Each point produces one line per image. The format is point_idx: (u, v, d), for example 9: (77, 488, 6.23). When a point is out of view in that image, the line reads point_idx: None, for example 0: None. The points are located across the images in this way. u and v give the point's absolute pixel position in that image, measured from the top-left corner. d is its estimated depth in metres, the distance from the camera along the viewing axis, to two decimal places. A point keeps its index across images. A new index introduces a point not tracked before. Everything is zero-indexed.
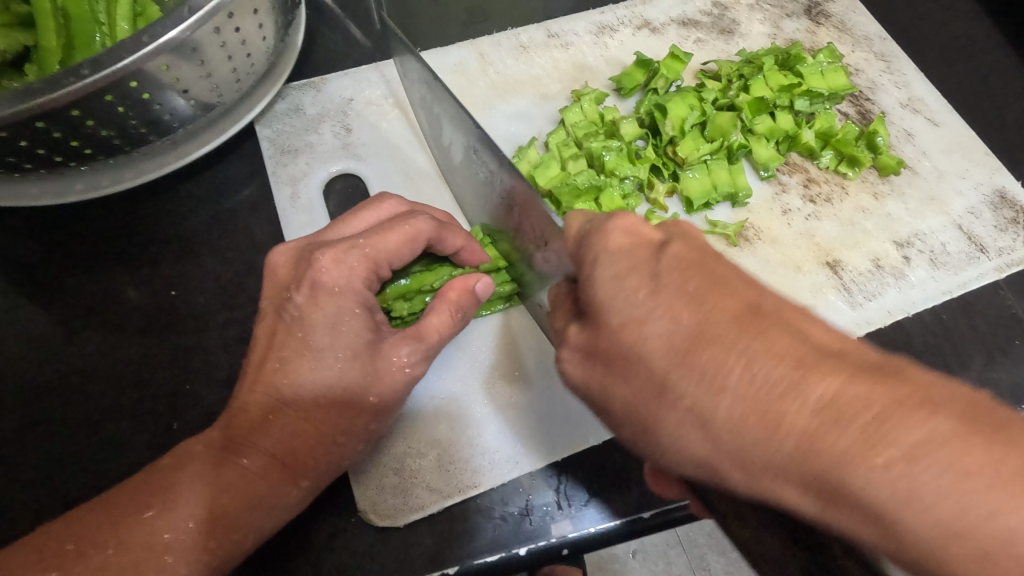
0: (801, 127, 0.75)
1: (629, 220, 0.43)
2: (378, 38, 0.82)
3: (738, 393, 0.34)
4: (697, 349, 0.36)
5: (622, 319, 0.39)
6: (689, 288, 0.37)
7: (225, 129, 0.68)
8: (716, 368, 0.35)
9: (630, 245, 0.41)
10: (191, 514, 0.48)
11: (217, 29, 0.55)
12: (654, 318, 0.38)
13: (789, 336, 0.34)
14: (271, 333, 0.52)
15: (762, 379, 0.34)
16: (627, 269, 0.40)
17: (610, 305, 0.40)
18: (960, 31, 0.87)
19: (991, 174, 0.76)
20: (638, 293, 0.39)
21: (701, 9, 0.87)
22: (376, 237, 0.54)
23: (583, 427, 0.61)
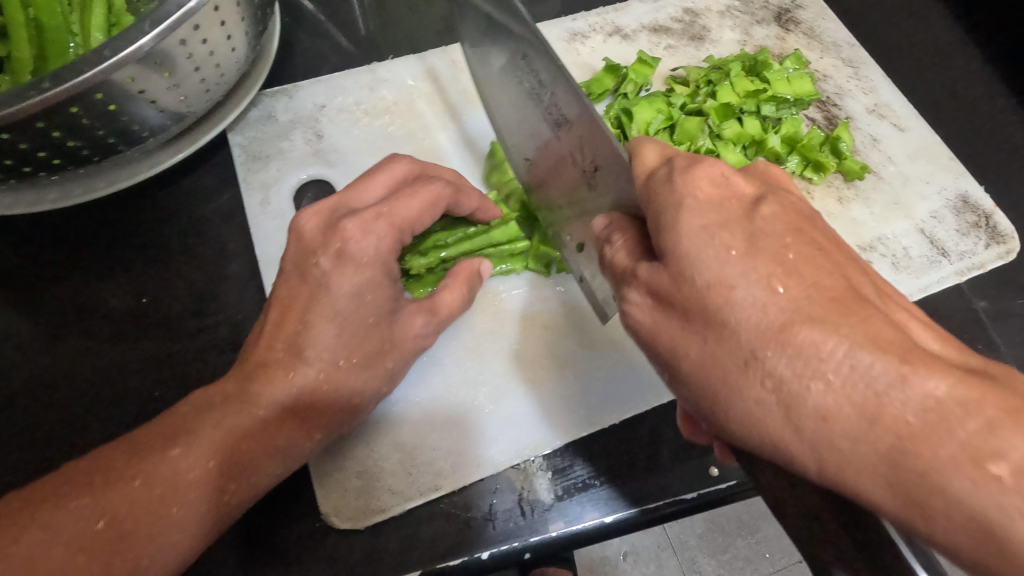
0: (767, 132, 0.76)
1: (719, 171, 0.43)
2: (352, 46, 0.83)
3: (807, 355, 0.36)
4: (771, 306, 0.38)
5: (711, 278, 0.39)
6: (774, 243, 0.40)
7: (198, 138, 0.68)
8: (814, 341, 0.36)
9: (719, 198, 0.42)
10: (194, 465, 0.47)
11: (183, 41, 0.56)
12: (737, 284, 0.39)
13: (889, 326, 0.36)
14: (294, 294, 0.53)
15: (864, 370, 0.35)
16: (714, 211, 0.41)
17: (698, 257, 0.40)
18: (928, 37, 0.89)
19: (955, 179, 0.77)
20: (723, 237, 0.40)
21: (672, 15, 0.88)
22: (398, 204, 0.56)
23: (546, 430, 0.62)
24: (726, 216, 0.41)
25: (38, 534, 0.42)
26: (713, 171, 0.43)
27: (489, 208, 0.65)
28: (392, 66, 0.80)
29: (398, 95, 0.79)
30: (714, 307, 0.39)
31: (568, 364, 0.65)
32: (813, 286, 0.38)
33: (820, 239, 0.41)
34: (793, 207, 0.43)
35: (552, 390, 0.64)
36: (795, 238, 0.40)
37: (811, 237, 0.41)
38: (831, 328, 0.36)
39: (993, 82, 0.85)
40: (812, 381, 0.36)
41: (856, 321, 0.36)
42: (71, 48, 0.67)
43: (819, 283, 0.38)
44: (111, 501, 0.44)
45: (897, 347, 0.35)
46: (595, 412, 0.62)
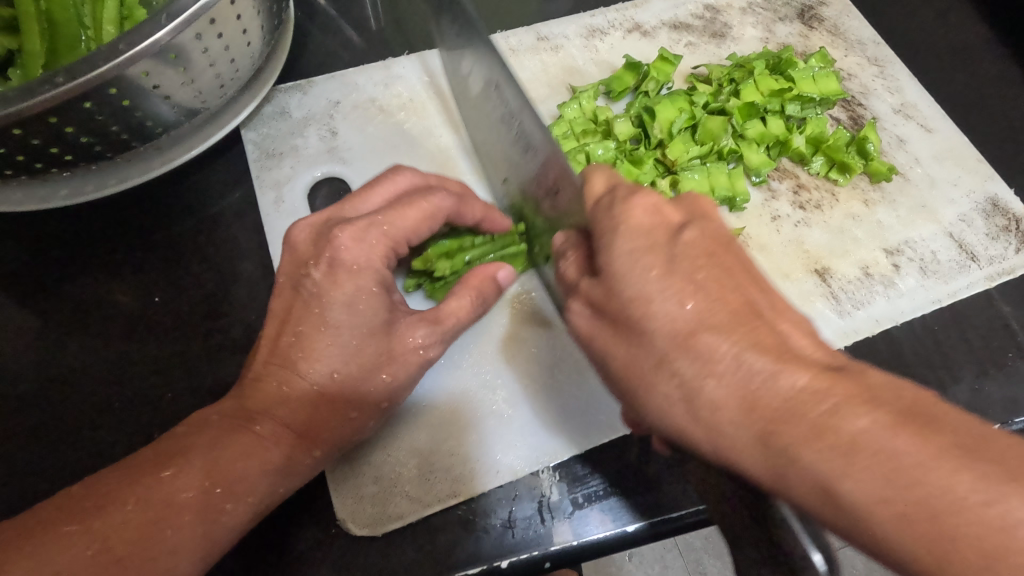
0: (792, 132, 0.74)
1: (652, 201, 0.44)
2: (367, 41, 0.82)
3: (708, 360, 0.38)
4: (679, 321, 0.40)
5: (631, 294, 0.41)
6: (688, 267, 0.41)
7: (211, 135, 0.67)
8: (714, 350, 0.38)
9: (650, 225, 0.43)
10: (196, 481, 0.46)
11: (199, 35, 0.55)
12: (663, 297, 0.40)
13: (777, 339, 0.39)
14: (289, 307, 0.53)
15: (748, 369, 0.37)
16: (641, 238, 0.43)
17: (627, 277, 0.42)
18: (955, 38, 0.86)
19: (984, 181, 0.75)
20: (646, 260, 0.42)
21: (693, 13, 0.86)
22: (394, 214, 0.54)
23: (567, 437, 0.60)
24: (652, 241, 0.42)
25: (56, 546, 0.41)
26: (647, 201, 0.44)
27: (494, 218, 0.63)
28: (407, 62, 0.79)
29: (415, 91, 0.77)
30: (631, 318, 0.41)
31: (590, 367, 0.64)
32: (716, 301, 0.40)
33: (738, 267, 0.42)
34: (716, 232, 0.43)
35: (572, 395, 0.63)
36: (708, 264, 0.41)
37: (727, 262, 0.42)
38: (725, 337, 0.38)
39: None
40: (735, 397, 0.37)
41: (746, 334, 0.39)
42: (83, 43, 0.65)
43: (722, 301, 0.40)
44: (119, 516, 0.43)
45: (781, 357, 0.37)
46: (617, 417, 0.61)
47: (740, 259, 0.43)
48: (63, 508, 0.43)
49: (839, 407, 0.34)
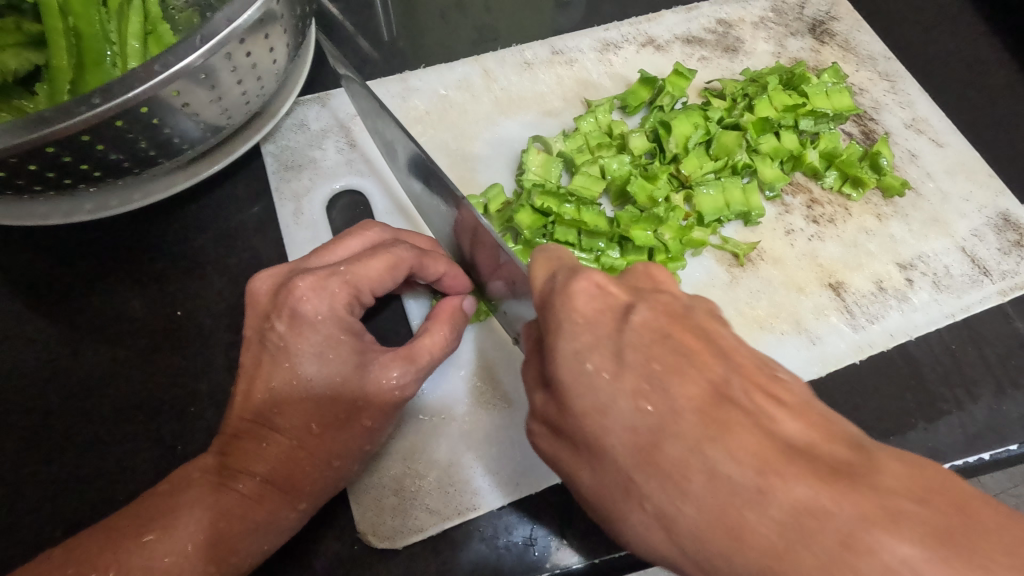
0: (806, 146, 0.75)
1: (595, 282, 0.39)
2: (385, 56, 0.83)
3: (674, 479, 0.33)
4: (640, 429, 0.34)
5: (586, 405, 0.36)
6: (639, 358, 0.35)
7: (234, 150, 0.68)
8: (683, 467, 0.32)
9: (595, 316, 0.38)
10: (192, 536, 0.47)
11: (229, 55, 0.56)
12: (615, 407, 0.35)
13: (755, 435, 0.32)
14: (257, 363, 0.52)
15: (724, 474, 0.32)
16: (587, 330, 0.37)
17: (575, 387, 0.36)
18: (967, 54, 0.87)
19: (995, 197, 0.76)
20: (593, 360, 0.36)
21: (706, 27, 0.87)
22: (357, 265, 0.54)
23: None
24: (598, 333, 0.37)
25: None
26: (587, 283, 0.39)
27: None
28: (425, 74, 0.80)
29: (432, 105, 0.78)
30: (591, 437, 0.36)
31: None
32: (679, 399, 0.34)
33: (698, 344, 0.36)
34: (666, 307, 0.38)
35: None
36: (662, 346, 0.36)
37: (679, 340, 0.36)
38: (693, 447, 0.32)
39: None
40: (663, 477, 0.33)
41: (718, 433, 0.32)
42: (108, 56, 0.67)
43: (683, 398, 0.34)
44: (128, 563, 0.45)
45: (761, 459, 0.31)
46: None
47: (698, 334, 0.37)
48: (75, 548, 0.46)
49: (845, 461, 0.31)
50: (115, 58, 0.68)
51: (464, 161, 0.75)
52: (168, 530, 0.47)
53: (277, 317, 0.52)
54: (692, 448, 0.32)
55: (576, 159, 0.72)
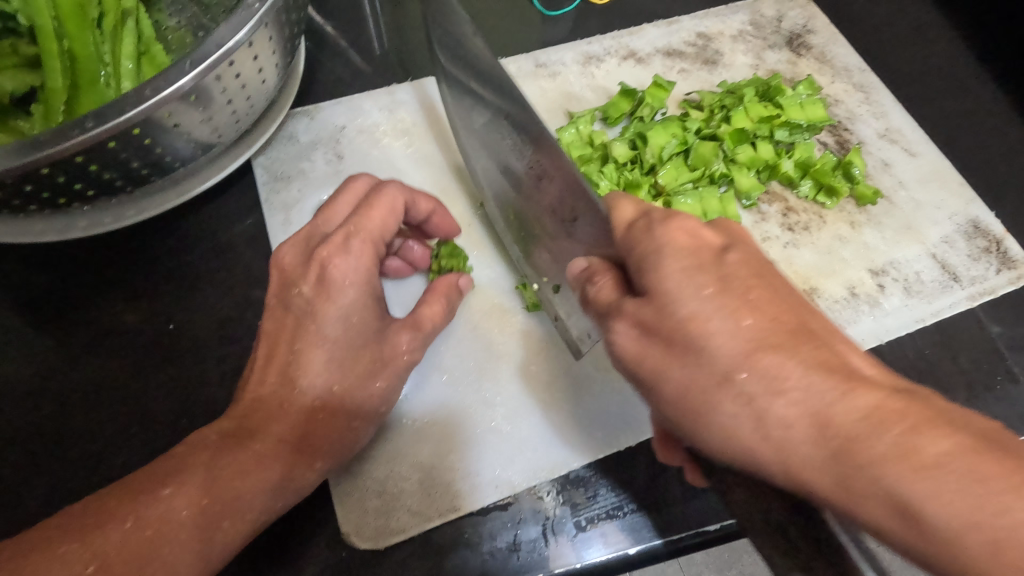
0: (781, 157, 0.77)
1: (690, 224, 0.47)
2: (374, 69, 0.86)
3: (770, 374, 0.41)
4: (739, 334, 0.42)
5: (688, 312, 0.43)
6: (739, 284, 0.43)
7: (224, 165, 0.70)
8: (776, 374, 0.41)
9: (694, 247, 0.46)
10: (261, 499, 0.51)
11: (218, 78, 0.58)
12: (720, 316, 0.42)
13: (822, 350, 0.41)
14: (281, 326, 0.56)
15: (817, 388, 0.40)
16: (687, 256, 0.45)
17: (678, 295, 0.44)
18: (940, 65, 0.90)
19: (966, 204, 0.78)
20: (699, 279, 0.44)
21: (686, 40, 0.90)
22: (363, 218, 0.58)
23: (563, 452, 0.63)
24: (699, 260, 0.45)
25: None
26: (687, 223, 0.47)
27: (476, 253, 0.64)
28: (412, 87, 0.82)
29: (418, 117, 0.80)
30: (694, 339, 0.43)
31: (586, 388, 0.66)
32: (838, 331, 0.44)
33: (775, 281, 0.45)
34: (756, 254, 0.47)
35: (569, 411, 0.65)
36: (756, 281, 0.44)
37: (772, 278, 0.45)
38: (794, 355, 0.41)
39: (1006, 110, 0.86)
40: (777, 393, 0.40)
41: (807, 349, 0.41)
42: (101, 76, 0.71)
43: (774, 321, 0.42)
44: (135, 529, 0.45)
45: (830, 364, 0.41)
46: (613, 434, 0.63)
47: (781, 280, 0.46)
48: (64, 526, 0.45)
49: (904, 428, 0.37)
50: (109, 78, 0.71)
51: (450, 173, 0.77)
52: (212, 499, 0.49)
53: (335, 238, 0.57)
54: (786, 356, 0.41)
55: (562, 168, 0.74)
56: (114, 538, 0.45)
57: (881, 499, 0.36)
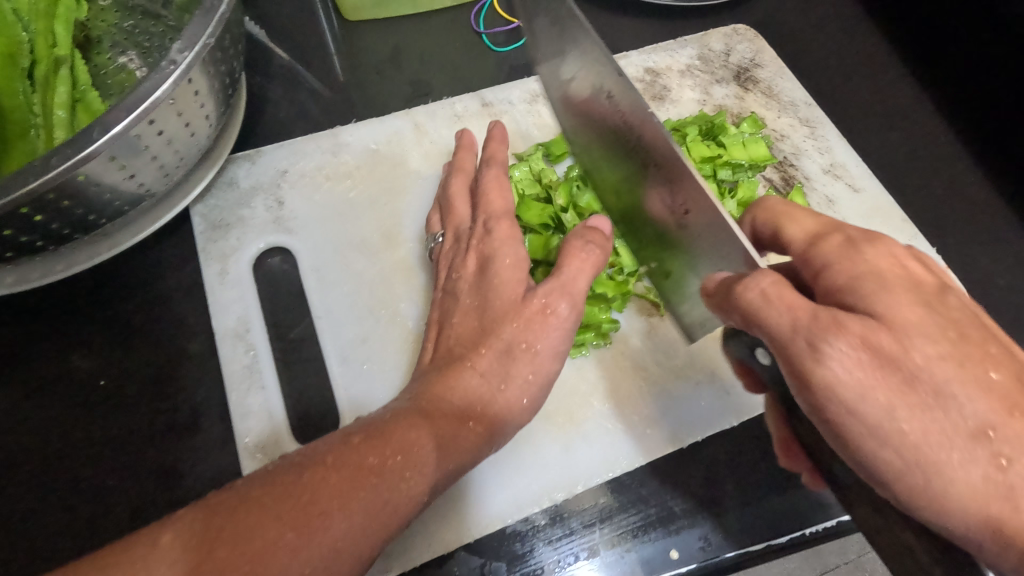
0: (724, 197, 0.78)
1: (892, 250, 0.49)
2: (320, 110, 0.85)
3: (920, 395, 0.43)
4: (984, 385, 0.43)
5: (825, 317, 0.45)
6: (979, 333, 0.46)
7: (159, 216, 0.69)
8: (945, 411, 0.43)
9: (892, 268, 0.48)
10: (428, 480, 0.47)
11: (138, 138, 0.57)
12: (919, 345, 0.44)
13: (1007, 387, 0.44)
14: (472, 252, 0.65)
15: (930, 421, 0.43)
16: (904, 285, 0.47)
17: (874, 306, 0.46)
18: (884, 98, 0.91)
19: (908, 241, 0.78)
20: (913, 309, 0.45)
21: (634, 75, 0.90)
22: (500, 149, 0.71)
23: (497, 507, 0.62)
24: (926, 292, 0.47)
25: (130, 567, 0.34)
26: (890, 252, 0.49)
27: None
28: (357, 129, 0.82)
29: (361, 160, 0.80)
30: (893, 352, 0.44)
31: (522, 437, 0.65)
32: None
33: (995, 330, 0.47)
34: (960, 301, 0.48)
35: (505, 463, 0.64)
36: (991, 340, 0.46)
37: (987, 330, 0.47)
38: (1012, 410, 0.43)
39: (949, 143, 0.87)
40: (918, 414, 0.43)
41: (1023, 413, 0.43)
42: (32, 129, 0.70)
43: (1001, 389, 0.43)
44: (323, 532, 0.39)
45: (961, 397, 0.43)
46: (547, 486, 0.63)
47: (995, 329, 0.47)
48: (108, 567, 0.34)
49: (961, 466, 0.43)
50: (40, 130, 0.71)
51: (392, 218, 0.76)
52: (386, 479, 0.44)
53: (750, 292, 0.50)
54: (945, 391, 0.43)
55: (527, 216, 0.73)
56: (189, 555, 0.35)
57: (985, 517, 0.42)
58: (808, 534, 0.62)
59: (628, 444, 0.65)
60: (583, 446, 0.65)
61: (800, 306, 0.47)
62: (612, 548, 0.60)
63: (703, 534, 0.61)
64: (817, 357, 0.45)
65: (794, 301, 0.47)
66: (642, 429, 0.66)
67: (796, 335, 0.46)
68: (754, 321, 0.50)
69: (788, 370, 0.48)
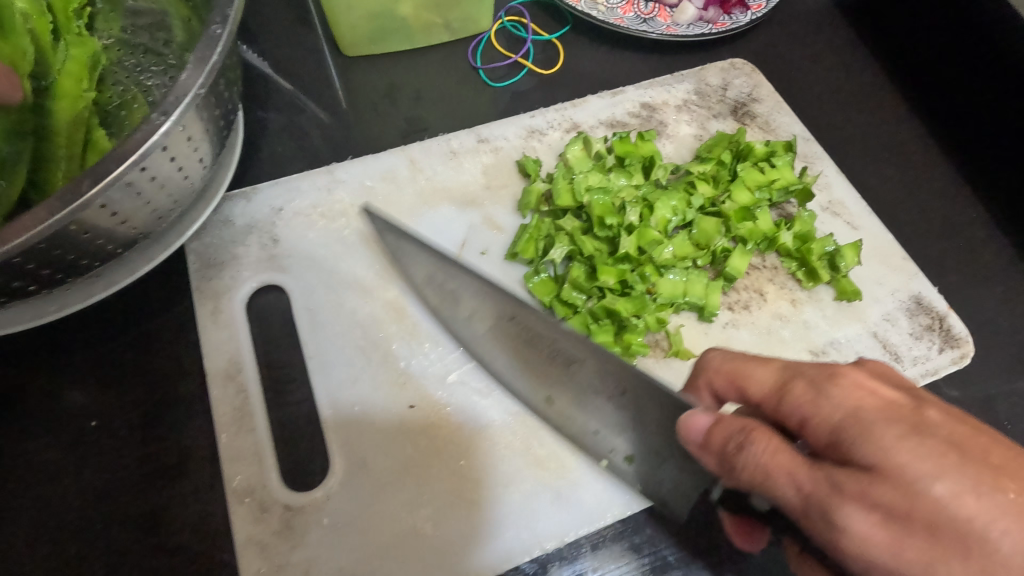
0: (780, 229, 0.76)
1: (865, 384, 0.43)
2: (317, 147, 0.86)
3: (843, 525, 0.40)
4: (893, 511, 0.39)
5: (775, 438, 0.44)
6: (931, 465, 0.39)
7: (153, 256, 0.69)
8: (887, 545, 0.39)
9: (891, 405, 0.42)
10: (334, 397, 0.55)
11: (130, 184, 0.57)
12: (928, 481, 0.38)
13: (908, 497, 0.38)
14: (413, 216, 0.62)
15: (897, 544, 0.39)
16: (894, 422, 0.41)
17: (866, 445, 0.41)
18: (884, 134, 0.91)
19: (908, 280, 0.77)
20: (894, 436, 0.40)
21: (630, 110, 0.90)
22: None
23: (487, 556, 0.61)
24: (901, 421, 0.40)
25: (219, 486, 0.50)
26: (855, 387, 0.43)
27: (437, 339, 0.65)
28: (352, 166, 0.82)
29: (356, 197, 0.80)
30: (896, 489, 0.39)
31: (514, 483, 0.64)
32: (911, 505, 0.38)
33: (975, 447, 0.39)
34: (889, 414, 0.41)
35: (494, 511, 0.62)
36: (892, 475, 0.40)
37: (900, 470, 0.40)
38: (914, 539, 0.38)
39: (948, 180, 0.87)
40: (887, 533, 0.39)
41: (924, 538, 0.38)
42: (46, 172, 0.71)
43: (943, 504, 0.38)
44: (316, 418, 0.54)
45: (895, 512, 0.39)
46: (541, 534, 0.62)
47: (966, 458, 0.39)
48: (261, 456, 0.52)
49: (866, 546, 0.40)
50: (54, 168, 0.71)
51: (385, 257, 0.76)
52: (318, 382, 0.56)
53: (729, 448, 0.46)
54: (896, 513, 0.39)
55: (595, 206, 0.72)
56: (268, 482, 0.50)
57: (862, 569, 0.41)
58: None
59: (620, 491, 0.64)
60: (575, 496, 0.63)
61: (828, 411, 0.43)
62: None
63: None
64: (834, 527, 0.41)
65: (793, 466, 0.43)
66: None
67: (806, 502, 0.42)
68: (757, 489, 0.45)
69: (786, 498, 0.43)
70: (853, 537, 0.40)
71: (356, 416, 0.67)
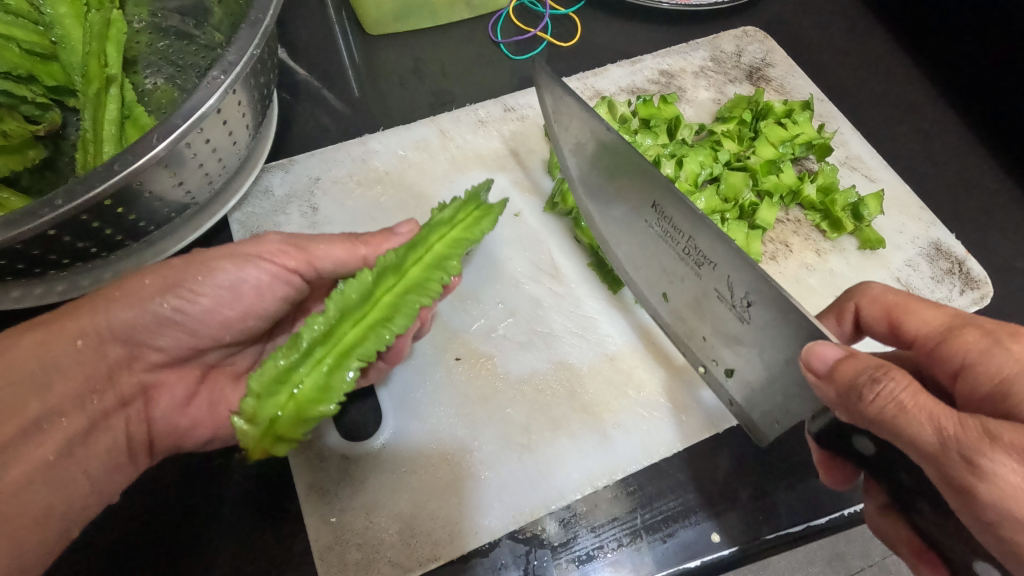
0: (803, 181, 0.79)
1: None
2: (345, 120, 0.89)
3: (997, 485, 0.38)
4: None
5: (912, 386, 0.42)
6: None
7: (200, 224, 0.71)
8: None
9: None
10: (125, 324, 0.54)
11: (190, 143, 0.59)
12: None
13: None
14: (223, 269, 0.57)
15: None
16: None
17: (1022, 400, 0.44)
18: (895, 93, 0.94)
19: (927, 228, 0.80)
20: None
21: (649, 78, 0.92)
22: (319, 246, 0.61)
23: (541, 494, 0.63)
24: None
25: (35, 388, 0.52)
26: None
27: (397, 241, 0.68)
28: (385, 137, 0.84)
29: (390, 166, 0.82)
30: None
31: (561, 427, 0.67)
32: None
33: None
34: None
35: (544, 453, 0.65)
36: None
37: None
38: None
39: (959, 135, 0.90)
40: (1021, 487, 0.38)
41: None
42: (91, 153, 0.73)
43: None
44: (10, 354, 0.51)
45: None
46: (590, 474, 0.65)
47: None
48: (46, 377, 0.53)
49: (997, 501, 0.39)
50: (101, 148, 0.74)
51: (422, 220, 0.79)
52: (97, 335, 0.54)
53: (863, 385, 0.44)
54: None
55: None
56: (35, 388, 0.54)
57: (977, 515, 0.40)
58: (847, 514, 0.65)
59: (663, 430, 0.67)
60: (619, 435, 0.67)
61: (999, 362, 0.47)
62: (654, 533, 0.63)
63: (742, 518, 0.64)
64: (977, 473, 0.39)
65: (934, 408, 0.41)
66: (673, 416, 0.68)
67: (945, 447, 0.40)
68: (884, 428, 0.43)
69: (929, 455, 0.41)
70: (1002, 490, 0.38)
71: (406, 382, 0.68)
